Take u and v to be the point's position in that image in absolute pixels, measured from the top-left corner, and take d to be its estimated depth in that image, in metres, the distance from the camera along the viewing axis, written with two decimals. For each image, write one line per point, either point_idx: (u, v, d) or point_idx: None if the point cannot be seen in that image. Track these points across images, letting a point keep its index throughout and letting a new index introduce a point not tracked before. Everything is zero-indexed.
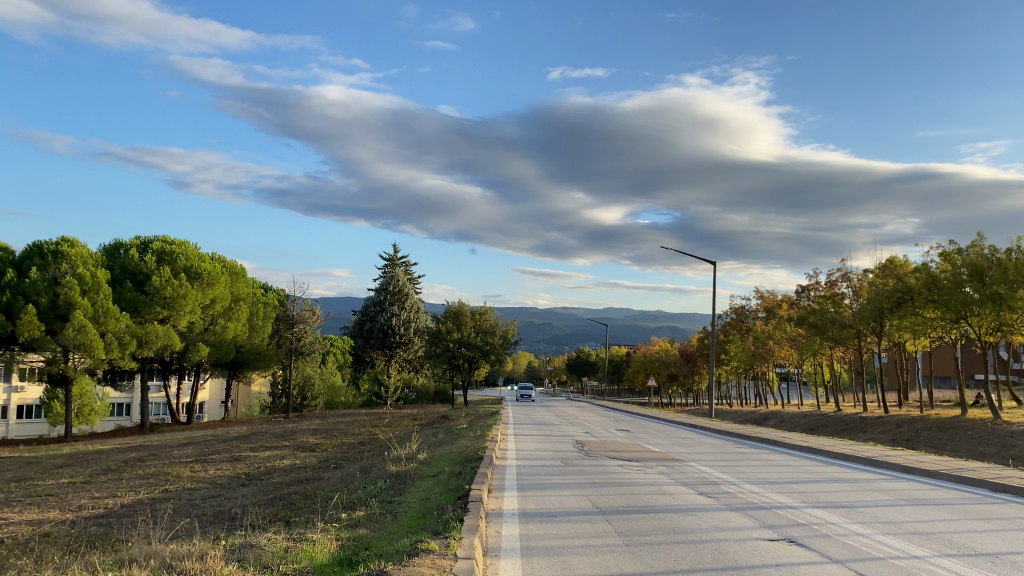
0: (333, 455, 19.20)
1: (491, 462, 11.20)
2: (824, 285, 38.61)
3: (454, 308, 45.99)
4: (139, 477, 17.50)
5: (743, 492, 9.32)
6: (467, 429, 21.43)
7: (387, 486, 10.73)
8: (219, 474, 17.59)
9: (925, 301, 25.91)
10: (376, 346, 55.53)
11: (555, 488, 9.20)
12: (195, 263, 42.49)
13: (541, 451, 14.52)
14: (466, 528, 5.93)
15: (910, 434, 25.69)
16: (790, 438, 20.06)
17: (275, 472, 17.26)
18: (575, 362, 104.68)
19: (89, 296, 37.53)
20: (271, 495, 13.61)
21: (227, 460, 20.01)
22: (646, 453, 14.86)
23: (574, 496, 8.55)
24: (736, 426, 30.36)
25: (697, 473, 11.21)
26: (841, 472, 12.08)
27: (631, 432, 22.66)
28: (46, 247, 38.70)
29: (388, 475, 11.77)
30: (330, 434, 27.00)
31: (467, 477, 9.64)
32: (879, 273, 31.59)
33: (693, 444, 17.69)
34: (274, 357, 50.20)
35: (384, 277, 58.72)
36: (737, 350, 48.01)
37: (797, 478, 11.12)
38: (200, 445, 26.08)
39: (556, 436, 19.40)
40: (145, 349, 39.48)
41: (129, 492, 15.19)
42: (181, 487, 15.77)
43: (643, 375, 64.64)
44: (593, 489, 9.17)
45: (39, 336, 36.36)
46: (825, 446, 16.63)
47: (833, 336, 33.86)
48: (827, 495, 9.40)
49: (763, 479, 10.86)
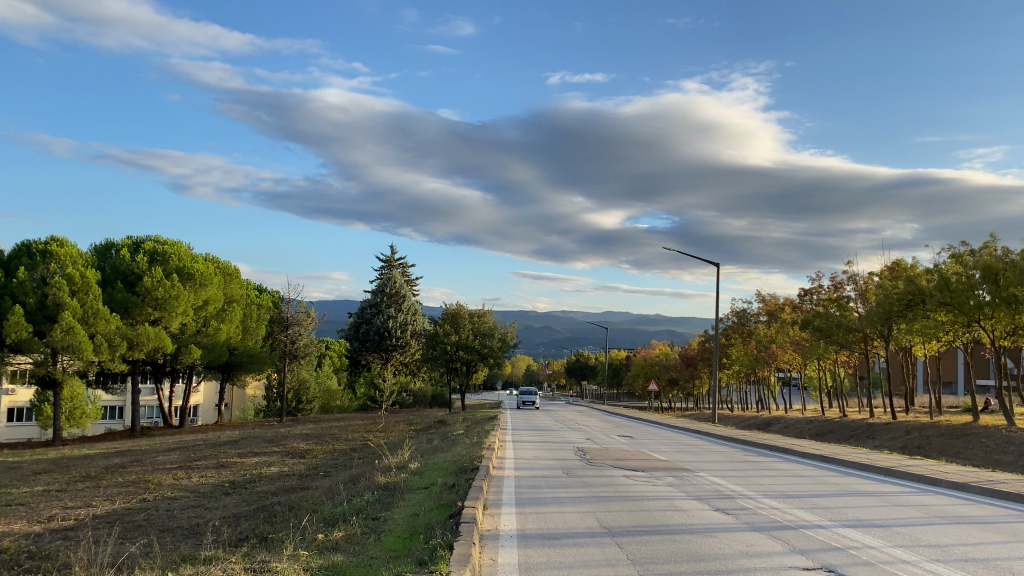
0: (323, 462, 18.35)
1: (487, 473, 10.36)
2: (829, 288, 37.82)
3: (452, 310, 45.22)
4: (118, 485, 16.64)
5: (764, 509, 8.50)
6: (463, 435, 20.73)
7: (375, 498, 9.92)
8: (201, 482, 16.73)
9: (937, 305, 25.05)
10: (371, 349, 55.01)
11: (559, 503, 8.37)
12: (187, 263, 41.59)
13: (540, 460, 13.75)
14: (455, 558, 5.11)
15: (921, 441, 24.87)
16: (799, 445, 19.38)
17: (260, 481, 16.37)
18: (575, 366, 103.95)
19: (78, 297, 36.72)
20: (253, 506, 12.81)
21: (213, 467, 19.16)
22: (653, 461, 14.03)
23: (579, 514, 7.72)
24: (741, 432, 29.61)
25: (709, 486, 10.37)
26: (863, 485, 11.27)
27: (633, 439, 21.72)
28: (34, 247, 37.69)
29: (376, 486, 10.91)
30: (322, 440, 26.17)
31: (461, 490, 8.84)
32: (886, 277, 30.69)
33: (700, 452, 16.83)
34: (268, 360, 49.43)
35: (381, 279, 57.96)
36: (739, 354, 47.14)
37: (819, 491, 10.26)
38: (187, 450, 25.16)
39: (556, 442, 18.52)
40: (137, 352, 38.59)
41: (104, 502, 14.34)
42: (160, 496, 14.94)
43: (643, 380, 63.80)
44: (599, 506, 8.34)
45: (26, 338, 35.38)
46: (840, 455, 15.79)
47: (838, 340, 33.09)
48: (855, 511, 8.60)
49: (782, 492, 10.01)
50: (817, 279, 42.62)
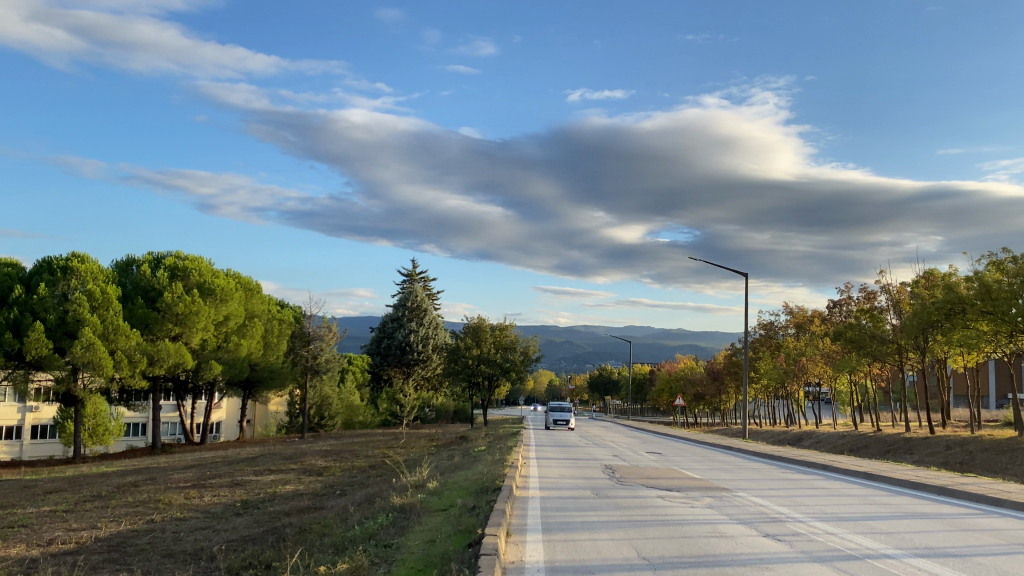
0: (340, 480, 17.60)
1: (509, 494, 9.55)
2: (862, 298, 36.65)
3: (474, 324, 44.54)
4: (127, 504, 15.98)
5: (820, 534, 7.64)
6: (485, 451, 20.02)
7: (389, 521, 9.20)
8: (213, 501, 16.04)
9: (978, 313, 23.99)
10: (393, 363, 54.43)
11: (591, 529, 7.57)
12: (207, 279, 41.22)
13: (567, 478, 12.99)
14: None
15: (963, 457, 23.76)
16: (838, 461, 18.44)
17: (274, 501, 15.65)
18: (597, 381, 102.98)
19: (98, 313, 36.42)
20: (263, 528, 12.09)
21: (226, 486, 18.48)
22: (687, 480, 13.17)
23: (614, 541, 6.92)
24: (773, 448, 28.64)
25: (753, 508, 9.51)
26: (918, 505, 10.37)
27: (661, 455, 20.89)
28: (56, 263, 37.39)
29: (390, 509, 10.13)
30: (340, 456, 25.54)
31: (483, 513, 8.06)
32: (921, 288, 29.51)
33: (735, 469, 15.95)
34: (289, 375, 48.66)
35: (402, 293, 57.41)
36: (768, 368, 45.90)
37: (874, 512, 9.37)
38: (202, 468, 24.53)
39: (581, 459, 17.68)
40: (157, 368, 38.11)
41: (110, 523, 13.69)
42: (170, 517, 14.26)
43: (667, 395, 62.61)
44: (635, 531, 7.51)
45: (47, 354, 35.12)
46: (884, 471, 14.83)
47: (872, 352, 32.00)
48: (920, 537, 7.73)
49: (833, 514, 9.14)
50: (848, 289, 41.63)
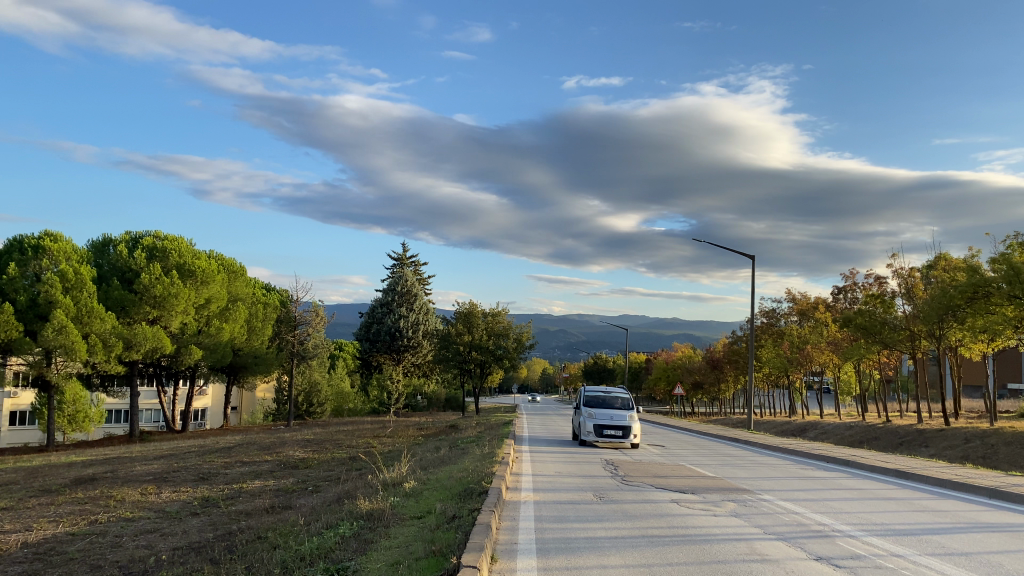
0: (314, 476, 15.97)
1: (498, 502, 7.98)
2: (873, 285, 34.96)
3: (466, 309, 42.91)
4: (74, 502, 14.33)
5: (886, 557, 6.09)
6: (474, 443, 18.46)
7: (352, 532, 7.67)
8: (171, 499, 14.45)
9: (1005, 298, 22.42)
10: (382, 350, 52.64)
11: (597, 550, 6.03)
12: (188, 260, 39.44)
13: (565, 476, 11.46)
14: None
15: (986, 451, 22.24)
16: (859, 456, 16.94)
17: (238, 499, 14.06)
18: (591, 369, 102.05)
19: (71, 294, 34.64)
20: (218, 532, 10.55)
21: (190, 480, 16.85)
22: (700, 480, 11.55)
23: (627, 570, 5.38)
24: (778, 438, 27.14)
25: (789, 518, 7.97)
26: (975, 513, 8.82)
27: (665, 448, 19.38)
28: (27, 242, 35.70)
29: (354, 516, 8.52)
30: (322, 447, 24.00)
31: (462, 528, 6.53)
32: (939, 273, 27.84)
33: (749, 466, 14.29)
34: (274, 361, 47.15)
35: (391, 277, 55.62)
36: (770, 356, 44.33)
37: (933, 525, 7.82)
38: (172, 459, 22.90)
39: (579, 453, 16.12)
40: (134, 352, 36.36)
41: (48, 525, 12.12)
42: (117, 517, 12.66)
43: (664, 384, 60.94)
44: (654, 554, 5.98)
45: (16, 338, 33.39)
46: (918, 469, 13.28)
47: (882, 339, 30.42)
48: (1007, 559, 6.20)
49: (887, 528, 7.55)
50: (852, 275, 40.39)
